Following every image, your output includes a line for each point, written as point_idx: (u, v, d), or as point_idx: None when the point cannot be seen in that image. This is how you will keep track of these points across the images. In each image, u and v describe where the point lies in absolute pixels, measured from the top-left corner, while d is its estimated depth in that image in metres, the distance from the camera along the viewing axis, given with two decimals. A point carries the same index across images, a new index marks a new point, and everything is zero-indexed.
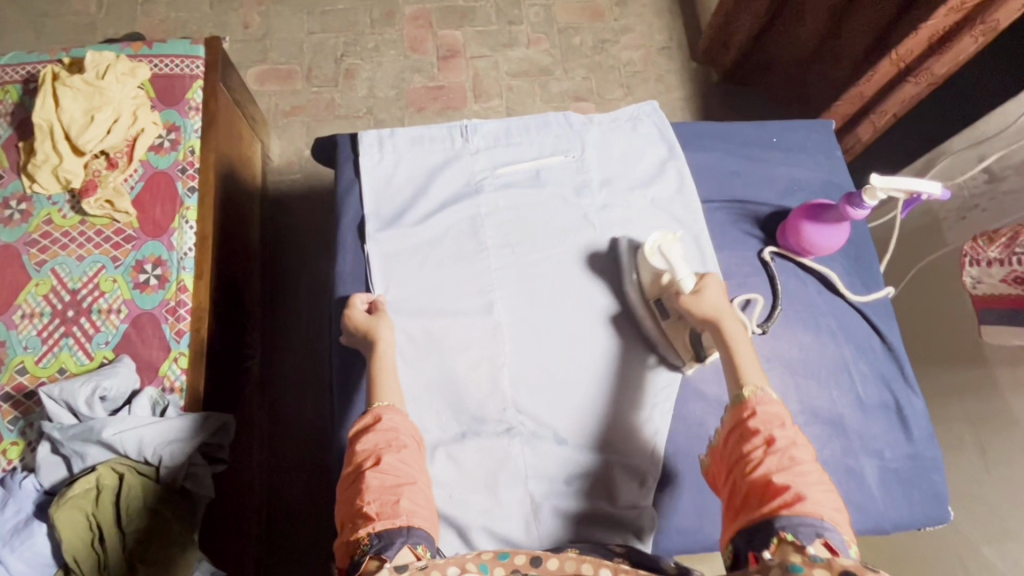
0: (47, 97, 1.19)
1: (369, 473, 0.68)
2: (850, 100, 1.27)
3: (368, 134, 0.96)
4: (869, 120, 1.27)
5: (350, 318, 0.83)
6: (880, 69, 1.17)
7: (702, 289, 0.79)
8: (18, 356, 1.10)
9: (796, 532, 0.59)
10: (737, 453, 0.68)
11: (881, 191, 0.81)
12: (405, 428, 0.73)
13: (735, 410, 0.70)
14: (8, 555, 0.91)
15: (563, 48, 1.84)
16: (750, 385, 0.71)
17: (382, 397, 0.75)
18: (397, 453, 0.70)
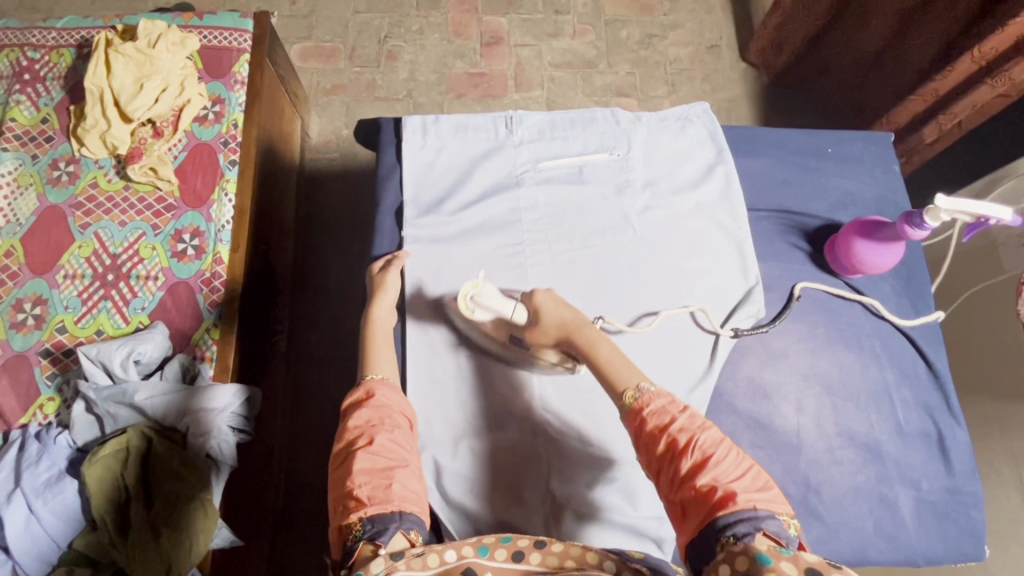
0: (99, 62, 1.21)
1: (360, 452, 0.67)
2: (924, 96, 1.30)
3: (412, 119, 0.95)
4: (937, 121, 1.30)
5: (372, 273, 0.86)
6: (960, 65, 1.19)
7: (534, 309, 0.79)
8: (58, 315, 1.12)
9: (736, 532, 0.55)
10: (655, 460, 0.64)
11: (946, 212, 0.76)
12: (396, 404, 0.74)
13: (629, 421, 0.68)
14: (40, 506, 0.92)
15: (609, 41, 1.80)
16: (626, 393, 0.69)
17: (375, 369, 0.76)
18: (390, 431, 0.70)
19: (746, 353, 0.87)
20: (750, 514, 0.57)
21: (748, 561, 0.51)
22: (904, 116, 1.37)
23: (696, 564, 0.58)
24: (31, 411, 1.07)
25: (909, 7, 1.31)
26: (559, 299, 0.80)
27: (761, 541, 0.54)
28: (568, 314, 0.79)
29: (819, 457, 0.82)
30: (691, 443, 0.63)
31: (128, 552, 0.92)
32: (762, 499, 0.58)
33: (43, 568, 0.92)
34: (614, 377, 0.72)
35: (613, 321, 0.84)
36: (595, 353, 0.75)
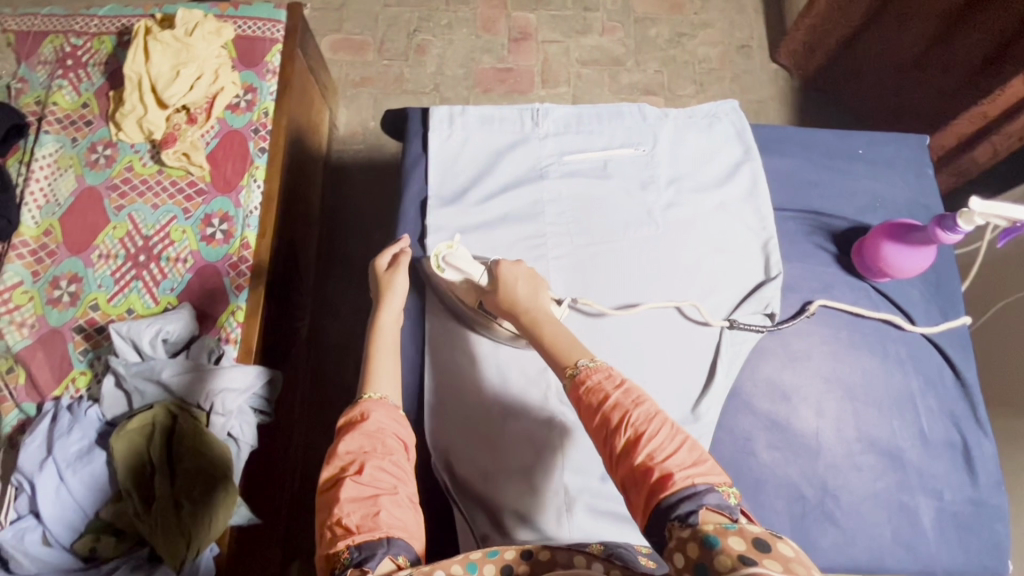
0: (139, 49, 1.25)
1: (349, 480, 0.64)
2: (973, 118, 1.29)
3: (439, 109, 0.96)
4: (991, 142, 1.28)
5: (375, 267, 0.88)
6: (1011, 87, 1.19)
7: (496, 279, 0.80)
8: (92, 293, 1.16)
9: (677, 513, 0.53)
10: (594, 438, 0.62)
11: (980, 217, 0.74)
12: (392, 425, 0.70)
13: (569, 397, 0.65)
14: (71, 476, 0.96)
15: (638, 39, 1.79)
16: (570, 364, 0.66)
17: (373, 390, 0.74)
18: (380, 456, 0.67)
19: (766, 354, 0.86)
20: (689, 490, 0.55)
21: (698, 549, 0.49)
22: (952, 137, 1.36)
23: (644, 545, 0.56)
24: (64, 385, 1.11)
25: (955, 8, 1.28)
26: (524, 275, 0.80)
27: (707, 520, 0.52)
28: (524, 291, 0.78)
29: (838, 462, 0.81)
30: (625, 420, 0.60)
31: (150, 525, 0.94)
32: (698, 473, 0.56)
33: (72, 535, 0.95)
34: (553, 350, 0.70)
35: (592, 304, 0.83)
36: (539, 329, 0.73)
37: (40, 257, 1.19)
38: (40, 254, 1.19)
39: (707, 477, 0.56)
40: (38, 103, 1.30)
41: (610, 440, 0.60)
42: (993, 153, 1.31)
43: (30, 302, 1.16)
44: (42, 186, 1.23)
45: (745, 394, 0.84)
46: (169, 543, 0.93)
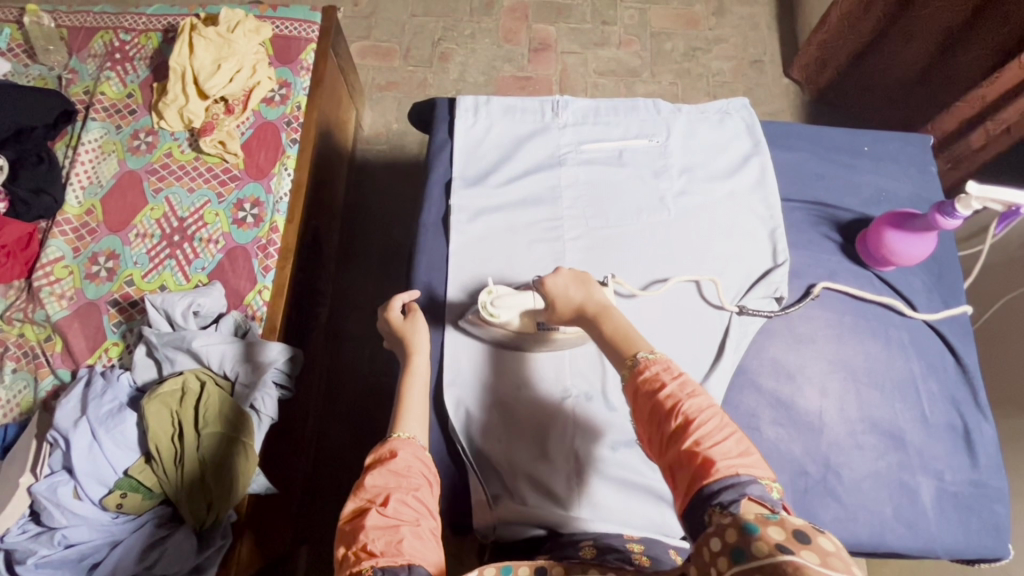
0: (184, 44, 1.33)
1: (374, 511, 0.67)
2: (971, 102, 1.31)
3: (465, 99, 1.02)
4: (984, 127, 1.31)
5: (388, 320, 0.86)
6: (1007, 72, 1.21)
7: (548, 295, 0.78)
8: (128, 269, 1.22)
9: (720, 501, 0.55)
10: (647, 422, 0.64)
11: (976, 201, 0.78)
12: (418, 465, 0.72)
13: (626, 384, 0.67)
14: (103, 434, 1.00)
15: (653, 52, 1.86)
16: (627, 362, 0.67)
17: (403, 428, 0.75)
18: (405, 490, 0.69)
19: (772, 335, 0.90)
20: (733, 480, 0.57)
21: (737, 534, 0.51)
22: (952, 121, 1.38)
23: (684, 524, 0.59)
24: (97, 354, 1.16)
25: (957, 24, 1.33)
26: (572, 280, 0.78)
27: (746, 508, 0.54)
28: (579, 296, 0.77)
29: (840, 440, 0.84)
30: (679, 408, 0.62)
31: (175, 485, 1.00)
32: (743, 466, 0.58)
33: (101, 491, 0.98)
34: (615, 345, 0.71)
35: (624, 284, 0.87)
36: (604, 324, 0.73)
37: (81, 235, 1.26)
38: (81, 232, 1.26)
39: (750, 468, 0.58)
40: (86, 93, 1.39)
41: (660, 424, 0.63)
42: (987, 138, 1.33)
43: (69, 276, 1.22)
44: (86, 168, 1.30)
45: (751, 372, 0.88)
46: (190, 503, 0.99)
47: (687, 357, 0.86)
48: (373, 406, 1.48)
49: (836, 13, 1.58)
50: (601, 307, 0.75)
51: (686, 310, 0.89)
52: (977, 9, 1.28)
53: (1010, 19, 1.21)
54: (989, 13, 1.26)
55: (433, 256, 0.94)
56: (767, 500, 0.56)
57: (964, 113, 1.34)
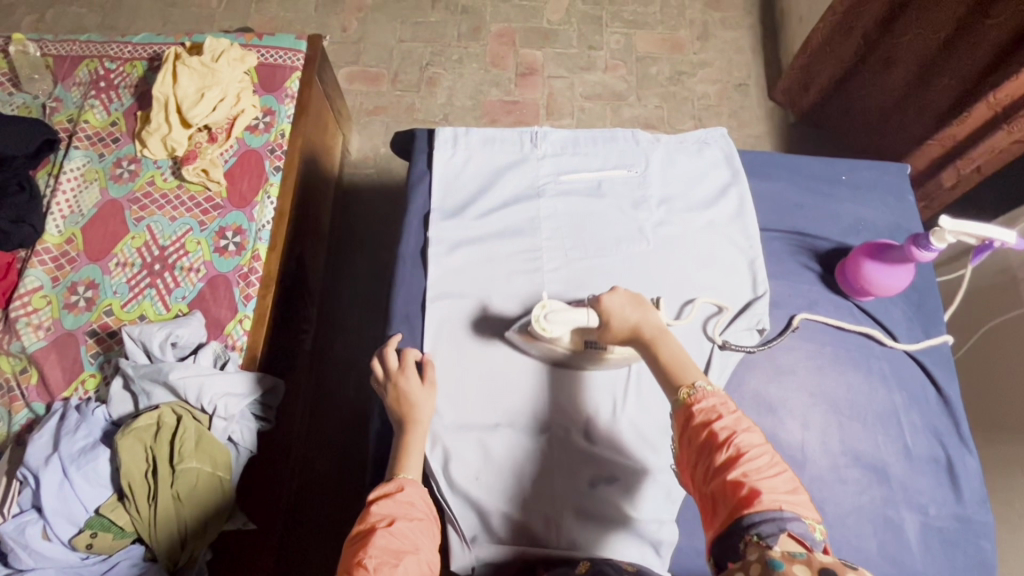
0: (168, 73, 1.33)
1: (379, 532, 0.67)
2: (942, 141, 1.29)
3: (445, 130, 1.02)
4: (955, 166, 1.29)
5: (400, 385, 0.82)
6: (975, 112, 1.19)
7: (603, 313, 0.78)
8: (107, 299, 1.21)
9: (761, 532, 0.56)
10: (694, 452, 0.65)
11: (951, 235, 0.78)
12: (423, 502, 0.73)
13: (677, 414, 0.67)
14: (74, 472, 0.98)
15: (639, 76, 1.88)
16: (682, 389, 0.68)
17: (407, 467, 0.77)
18: (410, 519, 0.70)
19: (753, 367, 0.89)
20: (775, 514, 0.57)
21: (762, 567, 0.51)
22: (923, 161, 1.36)
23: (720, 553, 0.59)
24: (74, 386, 1.14)
25: (933, 52, 1.34)
26: (628, 300, 0.78)
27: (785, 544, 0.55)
28: (636, 316, 0.77)
29: (822, 474, 0.83)
30: (730, 440, 0.63)
31: (149, 523, 0.97)
32: (789, 502, 0.59)
33: (70, 530, 0.96)
34: (668, 373, 0.71)
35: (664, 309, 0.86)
36: (658, 349, 0.73)
37: (60, 264, 1.24)
38: (61, 261, 1.25)
39: (796, 504, 0.59)
40: (70, 121, 1.39)
41: (704, 453, 0.63)
42: (957, 178, 1.31)
43: (48, 306, 1.21)
44: (67, 197, 1.29)
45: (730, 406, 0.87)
46: (166, 542, 0.97)
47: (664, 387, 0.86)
48: (357, 432, 1.45)
49: (817, 39, 1.60)
50: (653, 332, 0.75)
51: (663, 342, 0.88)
52: (951, 36, 1.28)
53: (977, 51, 1.23)
54: (959, 44, 1.27)
55: (411, 288, 0.93)
56: (807, 539, 0.56)
57: (934, 152, 1.32)
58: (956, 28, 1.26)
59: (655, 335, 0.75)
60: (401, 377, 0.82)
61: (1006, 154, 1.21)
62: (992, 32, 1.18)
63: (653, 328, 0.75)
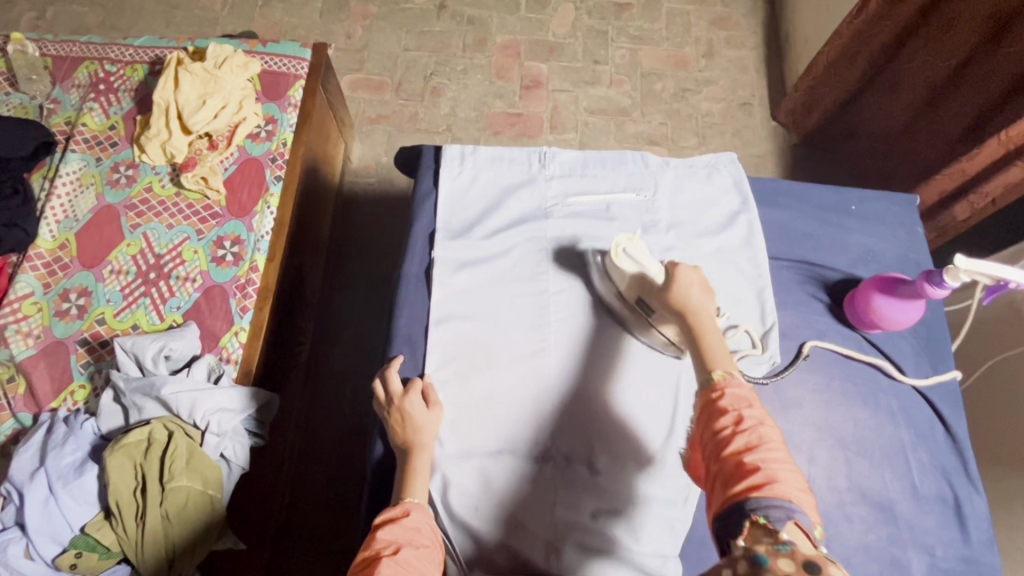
0: (169, 78, 1.31)
1: (385, 559, 0.64)
2: (952, 174, 1.29)
3: (452, 147, 1.01)
4: (967, 200, 1.28)
5: (407, 413, 0.79)
6: (987, 148, 1.19)
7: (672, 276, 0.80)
8: (99, 307, 1.18)
9: (769, 514, 0.55)
10: (710, 435, 0.64)
11: (965, 273, 0.77)
12: (430, 529, 0.70)
13: (704, 391, 0.68)
14: (60, 489, 0.95)
15: (644, 92, 1.87)
16: (717, 370, 0.68)
17: (413, 492, 0.74)
18: (416, 546, 0.67)
19: (760, 400, 0.88)
20: (783, 502, 0.56)
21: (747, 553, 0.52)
22: (934, 194, 1.35)
23: (722, 533, 0.58)
24: (62, 397, 1.11)
25: (944, 78, 1.34)
26: (702, 284, 0.78)
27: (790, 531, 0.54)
28: (701, 298, 0.78)
29: (828, 511, 0.82)
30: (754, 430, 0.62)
31: (135, 543, 0.94)
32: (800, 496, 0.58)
33: (55, 550, 0.94)
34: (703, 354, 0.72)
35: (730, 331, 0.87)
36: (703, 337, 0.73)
37: (53, 270, 1.22)
38: (53, 267, 1.22)
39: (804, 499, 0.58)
40: (68, 123, 1.36)
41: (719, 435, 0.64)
42: (970, 212, 1.30)
43: (38, 313, 1.18)
44: (62, 202, 1.27)
45: None
46: (152, 563, 0.95)
47: (665, 410, 0.87)
48: (352, 445, 1.43)
49: (823, 61, 1.61)
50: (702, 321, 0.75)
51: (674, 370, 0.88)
52: (965, 61, 1.27)
53: (990, 78, 1.22)
54: (971, 72, 1.27)
55: (415, 309, 0.91)
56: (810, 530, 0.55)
57: (945, 186, 1.32)
58: (968, 57, 1.26)
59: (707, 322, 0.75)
60: (405, 402, 0.80)
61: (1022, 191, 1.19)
62: (1009, 60, 1.17)
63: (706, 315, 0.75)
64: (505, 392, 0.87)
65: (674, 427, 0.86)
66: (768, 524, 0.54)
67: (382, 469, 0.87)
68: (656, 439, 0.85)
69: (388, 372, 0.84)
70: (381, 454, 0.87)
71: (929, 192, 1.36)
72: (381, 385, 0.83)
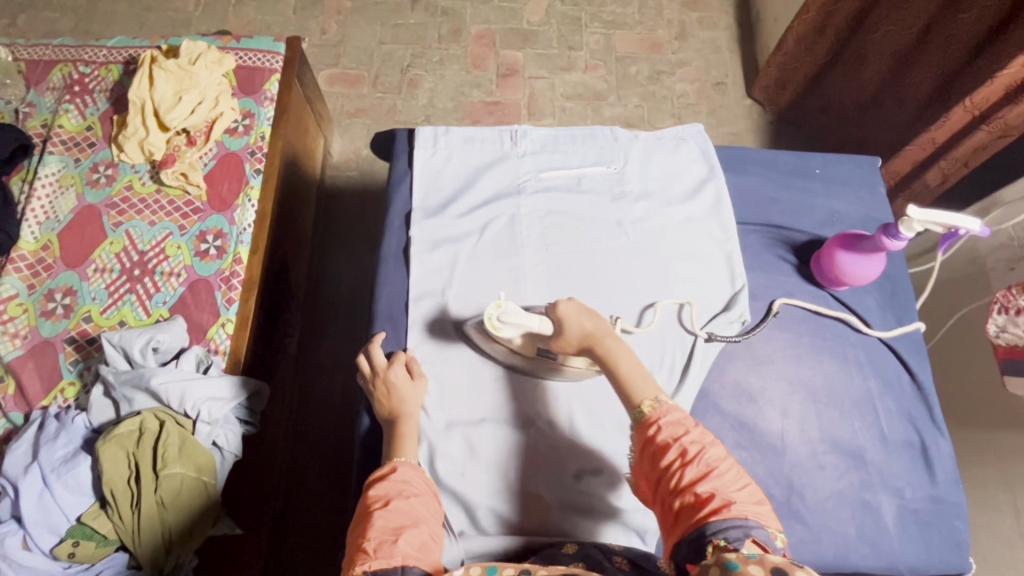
0: (144, 77, 1.31)
1: (376, 513, 0.68)
2: (923, 144, 1.32)
3: (425, 129, 1.03)
4: (939, 166, 1.32)
5: (391, 385, 0.81)
6: (954, 115, 1.22)
7: (557, 321, 0.78)
8: (85, 306, 1.19)
9: (728, 536, 0.58)
10: (657, 468, 0.67)
11: (918, 222, 0.80)
12: (418, 479, 0.74)
13: (640, 428, 0.70)
14: (54, 481, 0.96)
15: (619, 76, 1.90)
16: (644, 403, 0.71)
17: (401, 451, 0.77)
18: (406, 496, 0.71)
19: (733, 357, 0.91)
20: (742, 522, 0.59)
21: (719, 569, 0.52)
22: (906, 163, 1.38)
23: (683, 561, 0.61)
24: (53, 395, 1.13)
25: (909, 46, 1.36)
26: (581, 310, 0.79)
27: (749, 548, 0.57)
28: (590, 325, 0.78)
29: (802, 461, 0.86)
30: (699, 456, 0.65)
31: (133, 531, 0.96)
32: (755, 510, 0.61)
33: (52, 540, 0.95)
34: (628, 388, 0.74)
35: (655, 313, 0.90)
36: (616, 364, 0.75)
37: (37, 271, 1.23)
38: (37, 268, 1.23)
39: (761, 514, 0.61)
40: (44, 126, 1.36)
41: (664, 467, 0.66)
42: (944, 177, 1.34)
43: (24, 314, 1.19)
44: (42, 204, 1.28)
45: (714, 396, 0.89)
46: (151, 549, 0.97)
47: None
48: (344, 433, 1.45)
49: (791, 37, 1.64)
50: (612, 344, 0.77)
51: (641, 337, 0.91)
52: (929, 28, 1.29)
53: (954, 42, 1.24)
54: (934, 37, 1.28)
55: (394, 288, 0.93)
56: (770, 543, 0.59)
57: (917, 155, 1.35)
58: (929, 24, 1.29)
59: (614, 347, 0.77)
60: (389, 373, 0.82)
61: (991, 151, 1.22)
62: (968, 25, 1.19)
63: (610, 343, 0.77)
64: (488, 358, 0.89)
65: None
66: (727, 546, 0.57)
67: (370, 441, 0.89)
68: None
69: (372, 343, 0.86)
70: (368, 426, 0.89)
71: (901, 163, 1.39)
72: (363, 354, 0.85)
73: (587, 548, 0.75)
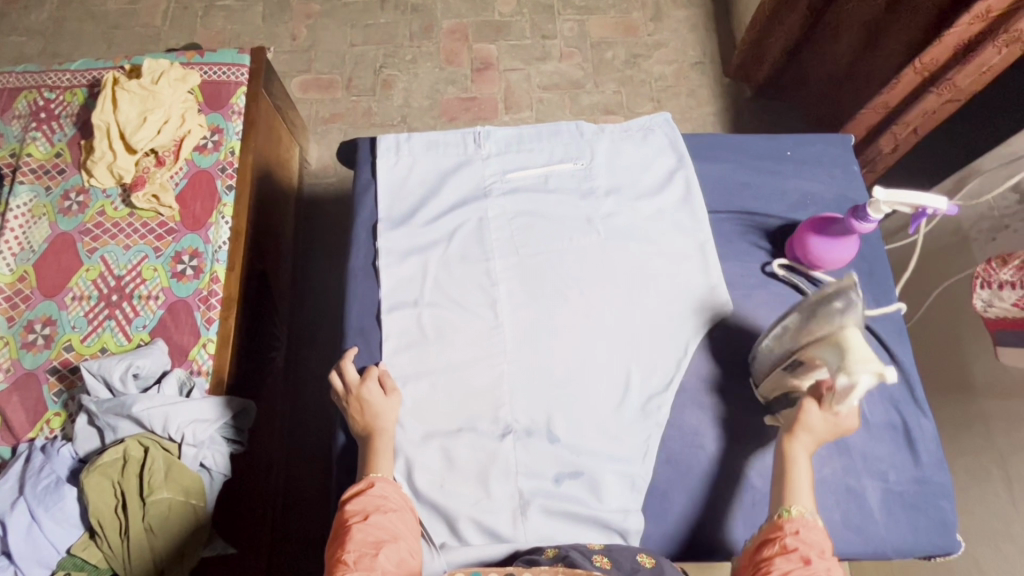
0: (107, 99, 1.30)
1: (355, 526, 0.68)
2: (876, 107, 1.29)
3: (388, 137, 1.01)
4: (891, 131, 1.28)
5: (364, 399, 0.81)
6: (905, 77, 1.20)
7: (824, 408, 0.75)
8: (66, 335, 1.19)
9: None
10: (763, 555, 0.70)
11: (885, 204, 0.82)
12: (394, 492, 0.74)
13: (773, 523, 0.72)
14: (41, 515, 0.97)
15: (595, 62, 1.87)
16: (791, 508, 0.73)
17: (377, 466, 0.77)
18: (385, 511, 0.71)
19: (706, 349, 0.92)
20: None
21: None
22: (861, 129, 1.35)
23: None
24: (38, 426, 1.13)
25: (877, 15, 1.32)
26: (831, 427, 0.77)
27: None
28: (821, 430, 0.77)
29: None
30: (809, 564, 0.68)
31: (124, 558, 0.97)
32: None
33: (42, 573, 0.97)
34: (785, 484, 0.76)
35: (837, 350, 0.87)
36: (791, 463, 0.77)
37: (15, 303, 1.22)
38: (15, 300, 1.22)
39: None
40: (12, 155, 1.35)
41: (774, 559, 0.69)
42: (896, 145, 1.32)
43: (5, 347, 1.19)
44: (16, 235, 1.27)
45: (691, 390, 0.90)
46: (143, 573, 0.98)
47: (619, 372, 0.89)
48: None
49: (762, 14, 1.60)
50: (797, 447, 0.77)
51: (614, 334, 0.90)
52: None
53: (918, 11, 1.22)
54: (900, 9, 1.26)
55: (366, 300, 0.92)
56: None
57: (869, 120, 1.32)
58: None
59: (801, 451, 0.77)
60: (362, 390, 0.82)
61: (939, 115, 1.22)
62: None
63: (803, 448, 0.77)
64: (464, 364, 0.88)
65: (626, 390, 0.88)
66: None
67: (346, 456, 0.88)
68: (611, 402, 0.88)
69: (343, 360, 0.85)
70: (343, 443, 0.89)
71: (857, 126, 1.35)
72: (336, 368, 0.84)
73: (566, 551, 0.75)
